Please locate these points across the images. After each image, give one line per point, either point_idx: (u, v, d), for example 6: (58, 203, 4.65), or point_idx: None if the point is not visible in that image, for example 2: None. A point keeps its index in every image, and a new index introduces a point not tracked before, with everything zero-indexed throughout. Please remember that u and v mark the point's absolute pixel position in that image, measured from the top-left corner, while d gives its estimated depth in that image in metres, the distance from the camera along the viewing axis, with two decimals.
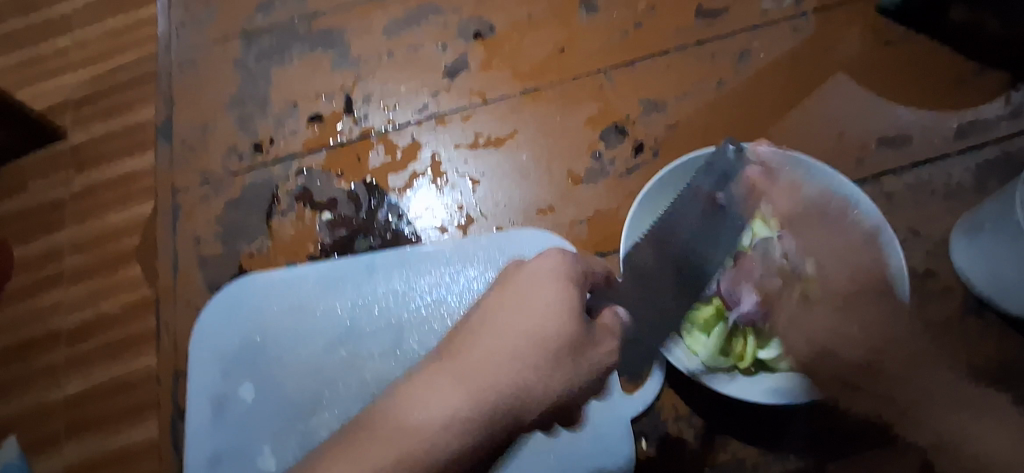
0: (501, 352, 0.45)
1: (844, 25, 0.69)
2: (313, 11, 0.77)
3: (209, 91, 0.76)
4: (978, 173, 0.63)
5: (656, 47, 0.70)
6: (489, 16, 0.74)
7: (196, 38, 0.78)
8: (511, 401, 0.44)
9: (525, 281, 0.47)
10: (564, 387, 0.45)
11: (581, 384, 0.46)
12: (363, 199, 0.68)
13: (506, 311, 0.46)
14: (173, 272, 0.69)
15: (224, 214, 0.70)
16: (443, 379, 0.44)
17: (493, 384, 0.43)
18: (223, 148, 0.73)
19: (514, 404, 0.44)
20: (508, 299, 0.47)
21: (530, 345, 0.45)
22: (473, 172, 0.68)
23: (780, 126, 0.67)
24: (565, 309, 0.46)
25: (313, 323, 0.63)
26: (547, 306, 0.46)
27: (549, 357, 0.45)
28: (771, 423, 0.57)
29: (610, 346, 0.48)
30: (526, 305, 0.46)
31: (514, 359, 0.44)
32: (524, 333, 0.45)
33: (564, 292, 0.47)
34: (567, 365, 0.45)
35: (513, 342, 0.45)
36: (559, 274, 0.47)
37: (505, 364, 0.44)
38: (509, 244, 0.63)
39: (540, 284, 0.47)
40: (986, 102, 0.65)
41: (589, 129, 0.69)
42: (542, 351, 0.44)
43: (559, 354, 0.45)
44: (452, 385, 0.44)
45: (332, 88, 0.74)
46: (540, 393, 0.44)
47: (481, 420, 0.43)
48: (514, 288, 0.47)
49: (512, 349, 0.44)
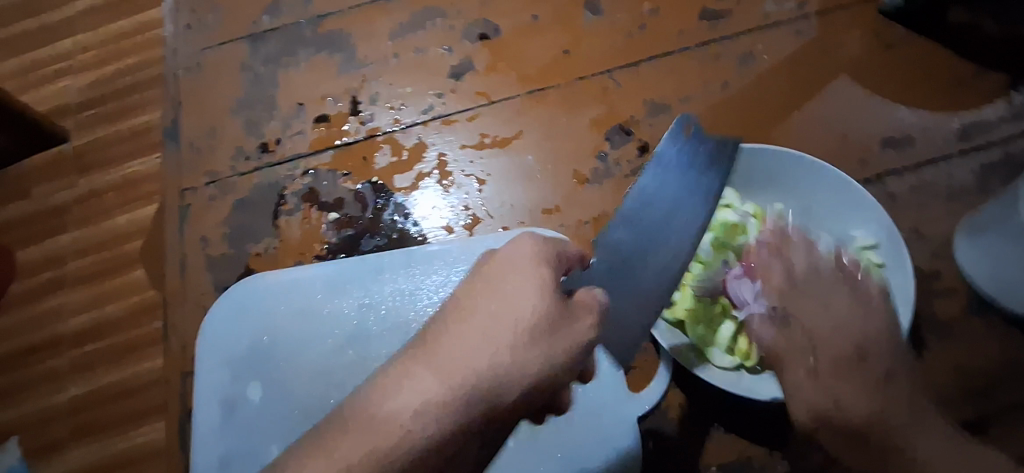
0: (474, 337, 0.46)
1: (846, 28, 0.69)
2: (319, 14, 0.77)
3: (215, 94, 0.76)
4: (980, 174, 0.64)
5: (659, 49, 0.71)
6: (493, 19, 0.74)
7: (203, 41, 0.79)
8: (486, 387, 0.45)
9: (498, 268, 0.49)
10: (540, 368, 0.46)
11: (557, 364, 0.46)
12: (370, 199, 0.69)
13: (482, 294, 0.48)
14: (181, 273, 0.69)
15: (231, 215, 0.71)
16: (417, 368, 0.46)
17: (466, 371, 0.45)
18: (229, 150, 0.73)
19: (491, 387, 0.45)
20: (483, 283, 0.49)
21: (503, 330, 0.46)
22: (480, 172, 0.69)
23: (783, 128, 0.67)
24: (536, 293, 0.47)
25: (319, 323, 0.63)
26: (522, 291, 0.47)
27: (519, 341, 0.46)
28: (778, 422, 0.57)
29: (586, 325, 0.48)
30: (501, 290, 0.48)
31: (485, 344, 0.46)
32: (498, 316, 0.47)
33: (535, 277, 0.48)
34: (541, 346, 0.46)
35: (486, 324, 0.47)
36: (532, 262, 0.49)
37: (477, 352, 0.46)
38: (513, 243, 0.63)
39: (512, 270, 0.49)
40: (987, 103, 0.65)
41: (594, 131, 0.69)
42: (513, 335, 0.46)
43: (532, 339, 0.46)
44: (427, 373, 0.45)
45: (338, 90, 0.74)
46: (514, 376, 0.45)
47: (452, 408, 0.44)
48: (487, 276, 0.49)
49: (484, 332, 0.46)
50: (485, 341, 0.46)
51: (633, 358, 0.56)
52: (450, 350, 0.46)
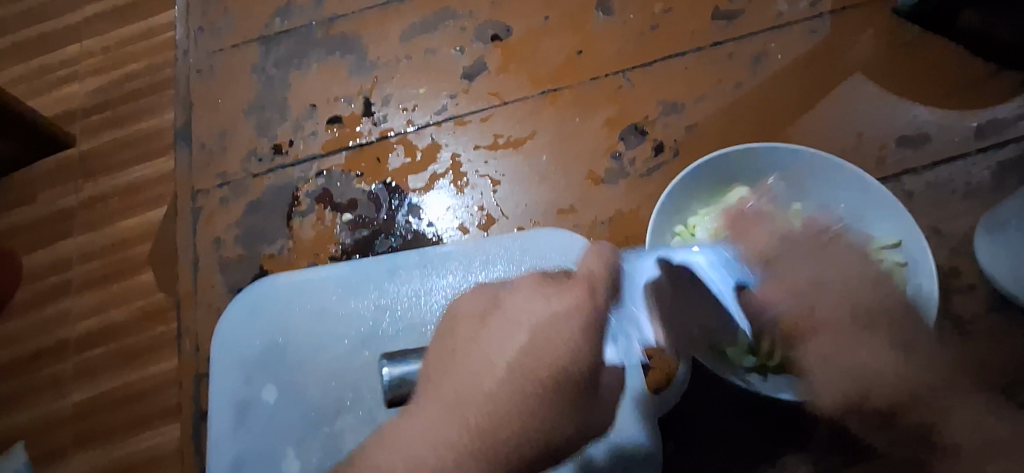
0: (517, 358, 0.44)
1: (859, 27, 0.69)
2: (330, 16, 0.78)
3: (227, 96, 0.76)
4: (996, 172, 0.63)
5: (672, 49, 0.71)
6: (505, 20, 0.74)
7: (214, 43, 0.79)
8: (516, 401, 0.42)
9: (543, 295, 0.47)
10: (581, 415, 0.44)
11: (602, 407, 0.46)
12: (384, 200, 0.69)
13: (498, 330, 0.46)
14: (193, 275, 0.69)
15: (244, 217, 0.70)
16: (452, 383, 0.44)
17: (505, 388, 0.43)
18: (242, 152, 0.73)
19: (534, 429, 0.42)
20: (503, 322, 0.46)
21: (546, 355, 0.44)
22: (494, 172, 0.69)
23: (799, 127, 0.67)
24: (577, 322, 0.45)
25: (334, 324, 0.62)
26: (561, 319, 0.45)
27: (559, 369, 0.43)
28: (799, 425, 0.57)
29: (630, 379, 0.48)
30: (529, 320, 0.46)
31: (526, 368, 0.43)
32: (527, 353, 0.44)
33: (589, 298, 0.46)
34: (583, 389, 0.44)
35: (527, 343, 0.44)
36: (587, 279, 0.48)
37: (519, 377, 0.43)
38: (532, 246, 0.62)
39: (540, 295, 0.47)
40: (1003, 101, 0.65)
41: (607, 131, 0.69)
42: (557, 370, 0.43)
43: (577, 371, 0.44)
44: (461, 391, 0.43)
45: (350, 91, 0.74)
46: (554, 423, 0.42)
47: (483, 441, 0.41)
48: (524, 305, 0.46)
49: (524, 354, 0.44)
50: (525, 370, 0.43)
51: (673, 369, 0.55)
52: (491, 370, 0.44)
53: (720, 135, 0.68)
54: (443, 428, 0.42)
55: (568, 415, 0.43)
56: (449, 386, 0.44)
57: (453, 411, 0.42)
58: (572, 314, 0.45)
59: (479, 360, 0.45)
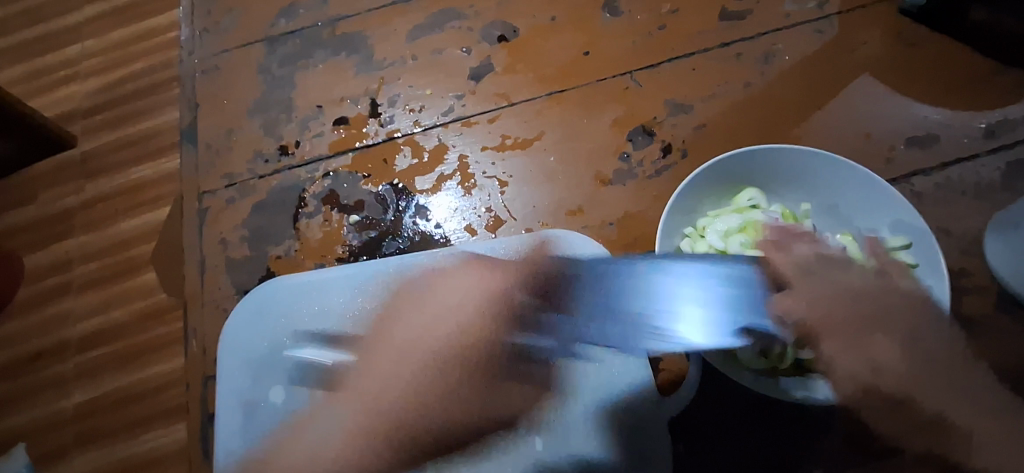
0: (413, 351, 0.59)
1: (867, 27, 0.69)
2: (336, 15, 0.77)
3: (232, 96, 0.76)
4: (1006, 173, 0.63)
5: (679, 49, 0.71)
6: (512, 20, 0.74)
7: (219, 43, 0.78)
8: (458, 377, 0.57)
9: (470, 295, 0.59)
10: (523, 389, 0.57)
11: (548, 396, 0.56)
12: (391, 201, 0.68)
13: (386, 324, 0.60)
14: (200, 275, 0.69)
15: (250, 218, 0.70)
16: (406, 365, 0.58)
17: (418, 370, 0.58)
18: (248, 153, 0.73)
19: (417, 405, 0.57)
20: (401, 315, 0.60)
21: (428, 344, 0.58)
22: (502, 173, 0.68)
23: (807, 127, 0.67)
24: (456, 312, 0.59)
25: (339, 325, 0.62)
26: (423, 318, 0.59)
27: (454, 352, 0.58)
28: (807, 424, 0.58)
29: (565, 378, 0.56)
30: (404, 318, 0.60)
31: (444, 352, 0.58)
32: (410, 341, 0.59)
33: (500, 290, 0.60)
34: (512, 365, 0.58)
35: (456, 332, 0.58)
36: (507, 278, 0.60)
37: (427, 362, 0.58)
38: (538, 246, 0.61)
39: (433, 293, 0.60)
40: (1012, 101, 0.65)
41: (614, 131, 0.69)
42: (432, 352, 0.58)
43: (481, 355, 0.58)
44: (398, 378, 0.58)
45: (356, 92, 0.74)
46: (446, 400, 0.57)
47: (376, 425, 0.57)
48: (438, 306, 0.59)
49: (434, 346, 0.58)
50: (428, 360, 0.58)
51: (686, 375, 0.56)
52: (405, 360, 0.58)
53: (728, 135, 0.67)
54: (394, 405, 0.57)
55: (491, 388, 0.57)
56: (354, 395, 0.58)
57: (409, 387, 0.58)
58: (481, 300, 0.59)
59: (417, 350, 0.59)
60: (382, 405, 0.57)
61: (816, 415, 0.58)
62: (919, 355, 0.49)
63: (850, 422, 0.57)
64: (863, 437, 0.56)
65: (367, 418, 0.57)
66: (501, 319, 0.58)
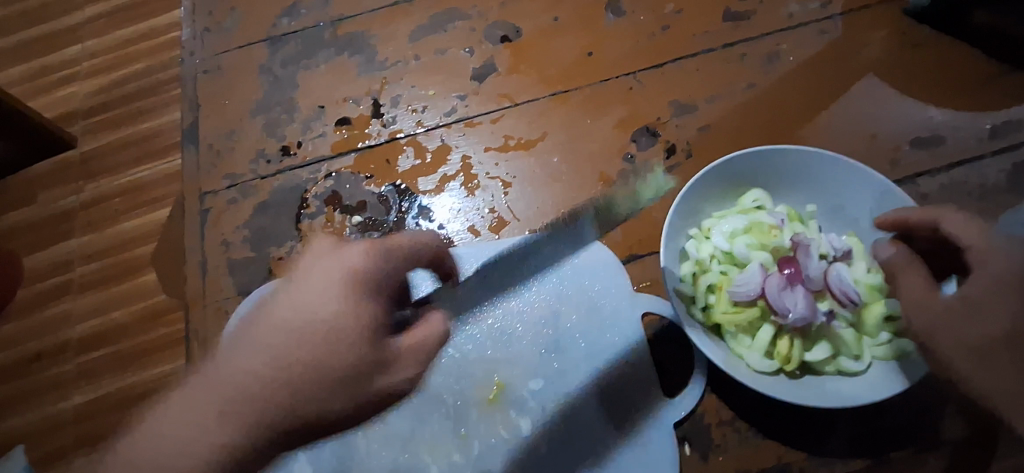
0: (272, 344, 0.43)
1: (870, 28, 0.69)
2: (338, 16, 0.77)
3: (234, 97, 0.76)
4: (1012, 175, 0.63)
5: (682, 50, 0.70)
6: (515, 21, 0.74)
7: (221, 43, 0.78)
8: (314, 376, 0.42)
9: (334, 274, 0.45)
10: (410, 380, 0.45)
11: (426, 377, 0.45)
12: (394, 202, 0.68)
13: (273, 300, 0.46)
14: (201, 276, 0.68)
15: (252, 219, 0.70)
16: (246, 366, 0.42)
17: (265, 375, 0.42)
18: (250, 153, 0.73)
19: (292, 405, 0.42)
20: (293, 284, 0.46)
21: (295, 339, 0.43)
22: (505, 174, 0.68)
23: (811, 128, 0.67)
24: (341, 285, 0.45)
25: None
26: (306, 287, 0.45)
27: (323, 343, 0.43)
28: (813, 427, 0.57)
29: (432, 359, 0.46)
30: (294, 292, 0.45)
31: (298, 344, 0.43)
32: (290, 315, 0.44)
33: (372, 271, 0.46)
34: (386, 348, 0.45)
35: (325, 318, 0.43)
36: (385, 255, 0.47)
37: (281, 361, 0.43)
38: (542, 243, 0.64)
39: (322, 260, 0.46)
40: (1016, 103, 0.65)
41: (619, 132, 0.68)
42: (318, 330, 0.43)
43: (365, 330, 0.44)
44: (238, 381, 0.42)
45: (358, 92, 0.74)
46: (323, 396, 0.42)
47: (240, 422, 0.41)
48: (305, 292, 0.45)
49: (295, 337, 0.43)
50: (277, 358, 0.43)
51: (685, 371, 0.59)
52: (257, 362, 0.42)
53: (732, 136, 0.67)
54: (243, 401, 0.41)
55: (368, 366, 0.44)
56: (205, 397, 0.42)
57: (259, 388, 0.42)
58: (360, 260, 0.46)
59: (271, 341, 0.43)
60: (239, 415, 0.41)
61: (823, 417, 0.57)
62: (982, 325, 0.46)
63: (854, 424, 0.57)
64: (866, 438, 0.56)
65: (224, 424, 0.41)
66: (372, 297, 0.45)
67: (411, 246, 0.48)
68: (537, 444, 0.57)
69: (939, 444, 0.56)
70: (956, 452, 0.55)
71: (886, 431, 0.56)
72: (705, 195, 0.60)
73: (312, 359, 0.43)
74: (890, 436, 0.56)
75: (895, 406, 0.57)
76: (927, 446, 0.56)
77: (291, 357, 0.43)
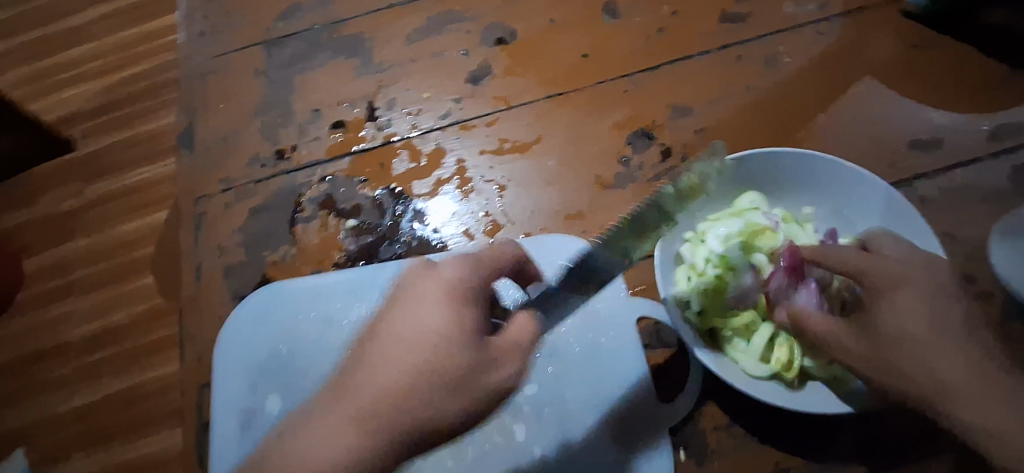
0: (393, 357, 0.43)
1: (869, 29, 0.68)
2: (335, 19, 0.77)
3: (230, 100, 0.76)
4: (1012, 177, 0.62)
5: (679, 52, 0.70)
6: (511, 23, 0.74)
7: (218, 46, 0.78)
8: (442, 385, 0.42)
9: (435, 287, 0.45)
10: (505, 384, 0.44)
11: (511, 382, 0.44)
12: (388, 206, 0.68)
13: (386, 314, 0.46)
14: (196, 281, 0.68)
15: (248, 222, 0.69)
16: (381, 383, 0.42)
17: (396, 388, 0.41)
18: (246, 156, 0.73)
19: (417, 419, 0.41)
20: (401, 300, 0.46)
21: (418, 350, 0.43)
22: (500, 177, 0.68)
23: (809, 130, 0.66)
24: (445, 298, 0.44)
25: (337, 333, 0.62)
26: (416, 302, 0.45)
27: (439, 353, 0.42)
28: (813, 434, 0.56)
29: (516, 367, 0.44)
30: (407, 306, 0.45)
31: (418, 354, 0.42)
32: (409, 329, 0.44)
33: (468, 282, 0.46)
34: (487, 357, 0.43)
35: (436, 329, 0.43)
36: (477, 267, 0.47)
37: (408, 373, 0.42)
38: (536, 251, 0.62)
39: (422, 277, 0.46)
40: (1016, 104, 0.64)
41: (615, 135, 0.68)
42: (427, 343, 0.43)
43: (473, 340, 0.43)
44: (372, 397, 0.41)
45: (354, 95, 0.74)
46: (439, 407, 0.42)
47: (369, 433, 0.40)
48: (413, 304, 0.45)
49: (414, 348, 0.43)
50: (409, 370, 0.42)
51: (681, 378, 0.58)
52: (386, 380, 0.42)
53: (729, 138, 0.67)
54: (383, 415, 0.41)
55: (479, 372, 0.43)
56: (338, 415, 0.41)
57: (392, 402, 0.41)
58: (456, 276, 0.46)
59: (390, 356, 0.43)
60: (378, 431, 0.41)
61: (823, 424, 0.57)
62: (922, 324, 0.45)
63: (855, 430, 0.56)
64: (868, 445, 0.56)
65: (363, 434, 0.40)
66: (473, 309, 0.45)
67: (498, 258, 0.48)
68: (531, 450, 0.57)
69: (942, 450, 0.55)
70: (958, 459, 0.55)
71: (887, 437, 0.56)
72: (700, 197, 0.59)
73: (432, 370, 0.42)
74: (892, 443, 0.56)
75: (898, 412, 0.56)
76: (930, 453, 0.55)
77: (416, 368, 0.42)
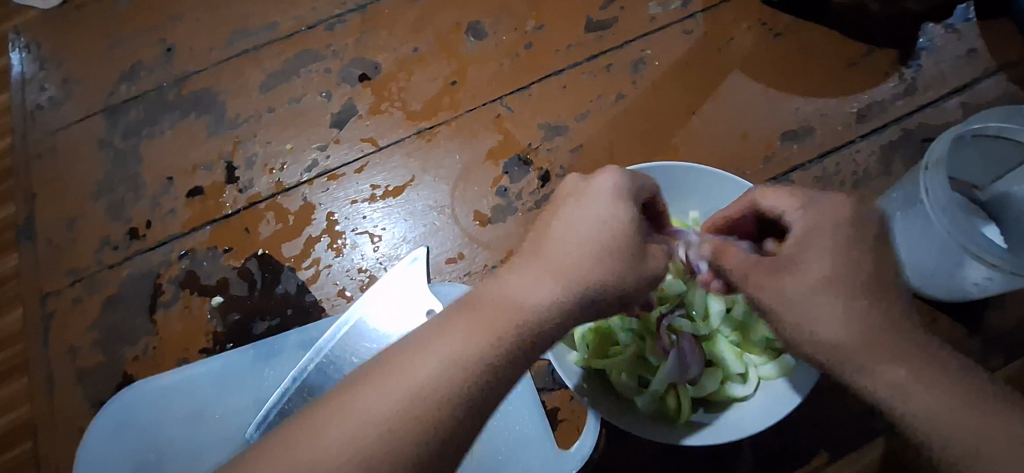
0: (436, 352, 0.37)
1: (733, 20, 0.67)
2: (181, 74, 0.69)
3: (72, 180, 0.67)
4: (882, 156, 0.62)
5: (546, 68, 0.67)
6: (372, 55, 0.68)
7: (53, 120, 0.69)
8: (447, 416, 0.36)
9: (530, 266, 0.39)
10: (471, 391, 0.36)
11: (476, 403, 0.36)
12: (254, 275, 0.62)
13: None
14: (49, 393, 0.61)
15: (102, 317, 0.63)
16: (393, 386, 0.36)
17: (415, 394, 0.35)
18: (95, 241, 0.65)
19: (410, 435, 0.35)
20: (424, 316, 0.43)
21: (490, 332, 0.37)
22: (373, 226, 0.63)
23: (683, 134, 0.64)
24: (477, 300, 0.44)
25: (209, 428, 0.56)
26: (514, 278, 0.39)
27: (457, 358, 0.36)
28: (715, 459, 0.55)
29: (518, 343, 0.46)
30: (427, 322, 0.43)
31: (478, 341, 0.37)
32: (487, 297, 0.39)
33: (585, 276, 0.38)
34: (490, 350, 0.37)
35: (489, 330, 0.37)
36: (597, 257, 0.39)
37: (451, 373, 0.36)
38: (404, 294, 0.57)
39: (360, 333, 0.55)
40: (879, 83, 0.64)
41: (491, 164, 0.64)
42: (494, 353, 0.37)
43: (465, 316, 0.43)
44: (378, 407, 0.35)
45: (208, 157, 0.67)
46: (409, 427, 0.35)
47: (362, 445, 0.34)
48: (498, 290, 0.39)
49: (468, 336, 0.37)
50: (449, 367, 0.36)
51: (568, 417, 0.57)
52: (407, 384, 0.36)
53: (608, 154, 0.64)
54: (368, 428, 0.35)
55: (456, 403, 0.36)
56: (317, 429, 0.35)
57: (368, 418, 0.35)
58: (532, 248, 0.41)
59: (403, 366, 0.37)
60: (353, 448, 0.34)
61: (725, 449, 0.55)
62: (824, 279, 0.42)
63: (757, 450, 0.55)
64: (770, 464, 0.55)
65: (359, 440, 0.34)
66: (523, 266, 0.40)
67: (636, 237, 0.39)
68: None
69: (836, 443, 0.55)
70: (847, 448, 0.55)
71: (788, 449, 0.55)
72: None
73: (417, 404, 0.35)
74: (791, 447, 0.55)
75: (791, 417, 0.55)
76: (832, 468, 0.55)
77: (467, 361, 0.36)
